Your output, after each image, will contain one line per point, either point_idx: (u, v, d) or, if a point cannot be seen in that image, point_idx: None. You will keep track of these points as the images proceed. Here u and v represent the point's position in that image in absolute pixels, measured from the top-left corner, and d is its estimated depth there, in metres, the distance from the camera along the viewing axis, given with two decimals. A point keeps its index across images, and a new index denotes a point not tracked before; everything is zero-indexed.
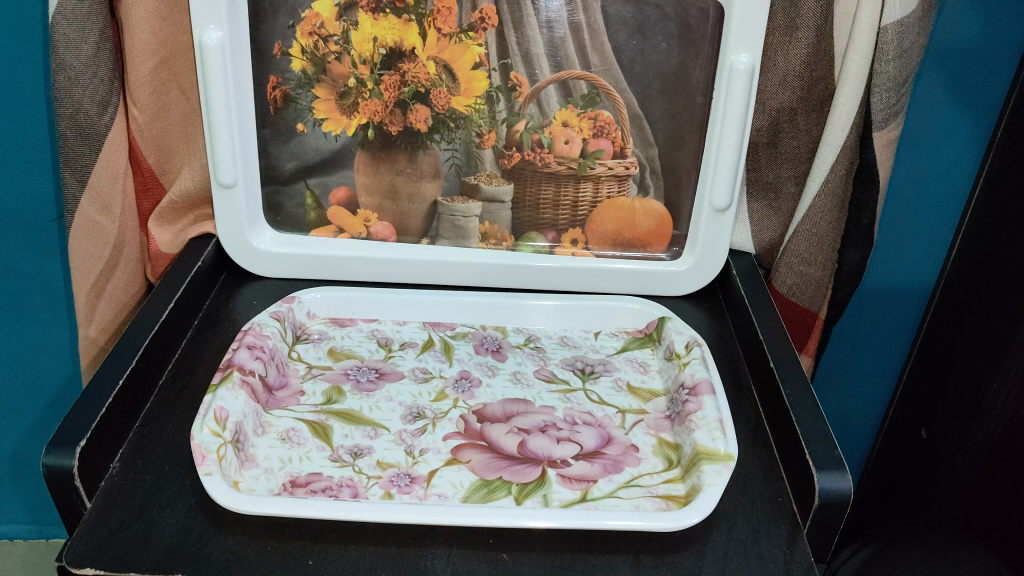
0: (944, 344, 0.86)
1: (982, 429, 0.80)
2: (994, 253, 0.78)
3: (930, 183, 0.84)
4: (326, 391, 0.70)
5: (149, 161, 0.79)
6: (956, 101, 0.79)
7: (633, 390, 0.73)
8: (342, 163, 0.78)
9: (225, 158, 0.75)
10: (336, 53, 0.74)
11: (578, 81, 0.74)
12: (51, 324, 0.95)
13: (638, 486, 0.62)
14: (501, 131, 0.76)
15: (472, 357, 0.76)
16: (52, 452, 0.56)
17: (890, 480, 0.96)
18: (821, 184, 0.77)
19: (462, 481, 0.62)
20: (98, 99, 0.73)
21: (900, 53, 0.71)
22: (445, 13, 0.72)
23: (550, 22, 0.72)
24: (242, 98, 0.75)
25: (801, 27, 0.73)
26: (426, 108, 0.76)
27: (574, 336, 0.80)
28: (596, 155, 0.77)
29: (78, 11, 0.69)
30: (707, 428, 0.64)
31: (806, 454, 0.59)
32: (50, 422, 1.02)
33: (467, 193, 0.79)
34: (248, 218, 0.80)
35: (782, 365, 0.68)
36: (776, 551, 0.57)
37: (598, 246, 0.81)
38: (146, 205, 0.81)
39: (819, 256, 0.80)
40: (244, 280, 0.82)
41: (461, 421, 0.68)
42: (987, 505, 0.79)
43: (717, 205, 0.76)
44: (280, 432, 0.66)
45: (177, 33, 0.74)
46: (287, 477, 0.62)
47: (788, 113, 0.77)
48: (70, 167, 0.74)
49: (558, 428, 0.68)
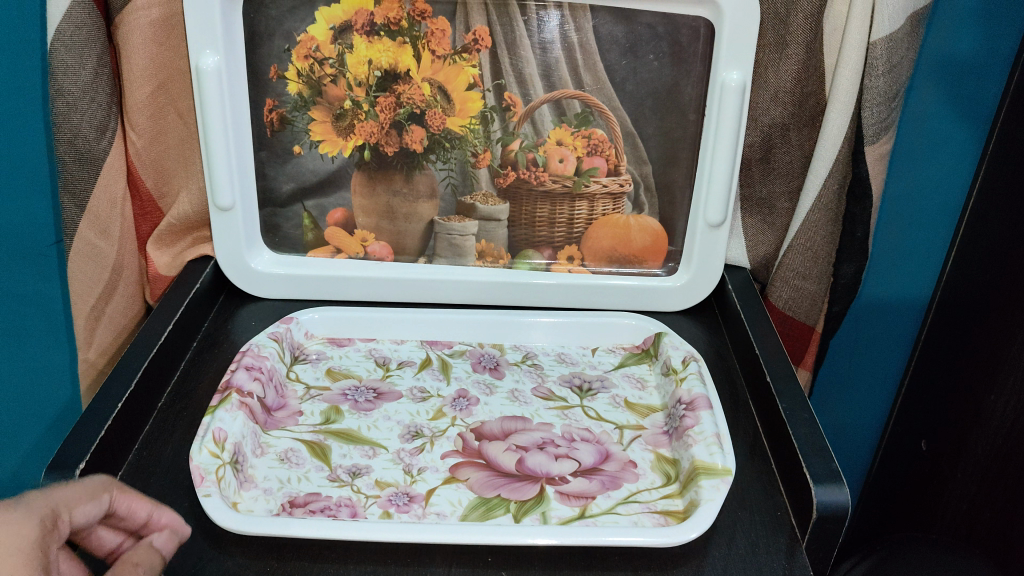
0: (942, 356, 0.86)
1: (981, 440, 0.80)
2: (985, 263, 0.79)
3: (921, 196, 0.84)
4: (324, 411, 0.71)
5: (147, 186, 0.79)
6: (949, 114, 0.80)
7: (631, 405, 0.73)
8: (339, 184, 0.79)
9: (223, 181, 0.75)
10: (332, 76, 0.75)
11: (571, 101, 0.75)
12: (49, 348, 0.88)
13: (637, 502, 0.62)
14: (496, 151, 0.77)
15: (470, 375, 0.76)
16: (52, 475, 0.56)
17: (891, 494, 0.95)
18: (814, 198, 0.77)
19: (460, 499, 0.62)
20: (96, 125, 0.74)
21: (889, 68, 0.72)
22: (439, 35, 0.73)
23: (545, 43, 0.73)
24: (239, 121, 0.76)
25: (791, 44, 0.73)
26: (421, 129, 0.76)
27: (572, 352, 0.80)
28: (590, 172, 0.77)
29: (76, 38, 0.70)
30: (705, 443, 0.64)
31: (804, 468, 0.59)
32: (34, 464, 0.93)
33: (463, 212, 0.80)
34: (246, 239, 0.80)
35: (779, 379, 0.68)
36: (776, 565, 0.57)
37: (595, 262, 0.82)
38: (144, 229, 0.82)
39: (815, 270, 0.81)
40: (243, 302, 0.82)
41: (460, 439, 0.68)
42: (989, 516, 0.78)
43: (711, 221, 0.77)
44: (279, 453, 0.66)
45: (173, 58, 0.75)
46: (286, 498, 0.62)
47: (779, 129, 0.77)
48: (68, 192, 0.75)
49: (557, 444, 0.68)
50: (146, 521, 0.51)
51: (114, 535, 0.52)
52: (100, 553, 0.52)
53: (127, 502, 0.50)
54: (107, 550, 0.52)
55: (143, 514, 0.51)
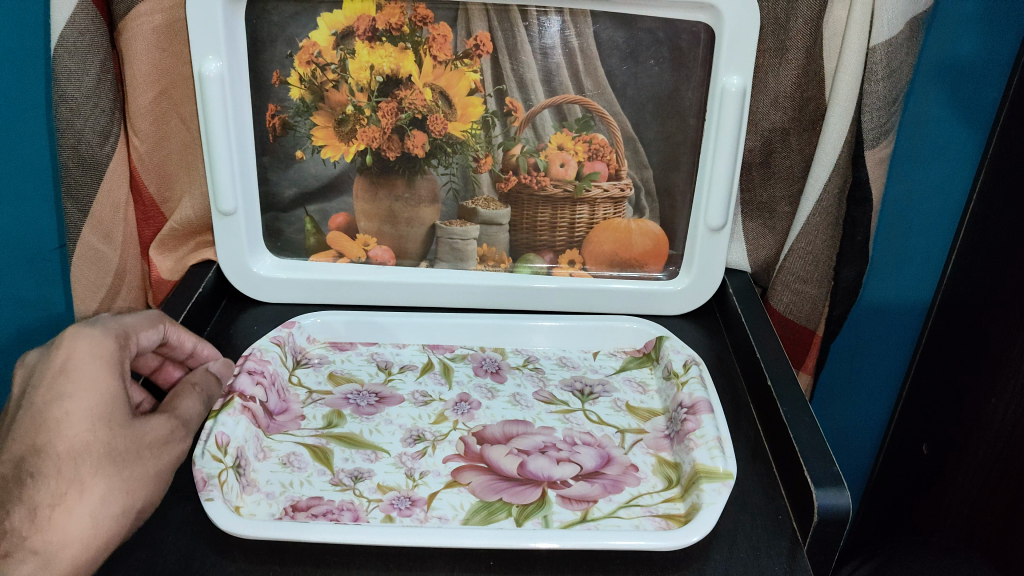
0: (943, 360, 0.85)
1: (981, 443, 0.80)
2: (985, 267, 0.79)
3: (921, 199, 0.85)
4: (326, 415, 0.71)
5: (149, 190, 0.80)
6: (948, 118, 0.80)
7: (632, 409, 0.73)
8: (341, 189, 0.79)
9: (225, 186, 0.76)
10: (334, 82, 0.75)
11: (572, 106, 0.75)
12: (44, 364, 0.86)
13: (638, 506, 0.62)
14: (497, 156, 0.77)
15: (472, 379, 0.76)
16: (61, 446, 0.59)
17: (891, 497, 0.96)
18: (815, 203, 0.78)
19: (462, 503, 0.62)
20: (99, 130, 0.74)
21: (889, 73, 0.72)
22: (440, 41, 0.73)
23: (545, 49, 0.73)
24: (241, 126, 0.76)
25: (790, 49, 0.74)
26: (422, 134, 0.76)
27: (573, 356, 0.80)
28: (591, 177, 0.78)
29: (79, 43, 0.70)
30: (706, 446, 0.64)
31: (805, 472, 0.59)
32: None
33: (464, 216, 0.80)
34: (248, 244, 0.80)
35: (780, 383, 0.68)
36: (777, 568, 0.57)
37: (596, 266, 0.82)
38: (146, 233, 0.83)
39: (816, 274, 0.81)
40: (245, 306, 0.83)
41: (461, 443, 0.68)
42: (990, 520, 0.78)
43: (712, 225, 0.77)
44: (281, 457, 0.66)
45: (176, 64, 0.75)
46: (288, 502, 0.62)
47: (780, 134, 0.78)
48: (71, 197, 0.75)
49: (558, 448, 0.68)
50: (191, 351, 0.68)
51: (154, 357, 0.68)
52: (144, 371, 0.69)
53: (178, 333, 0.66)
54: (151, 368, 0.69)
55: (191, 345, 0.68)
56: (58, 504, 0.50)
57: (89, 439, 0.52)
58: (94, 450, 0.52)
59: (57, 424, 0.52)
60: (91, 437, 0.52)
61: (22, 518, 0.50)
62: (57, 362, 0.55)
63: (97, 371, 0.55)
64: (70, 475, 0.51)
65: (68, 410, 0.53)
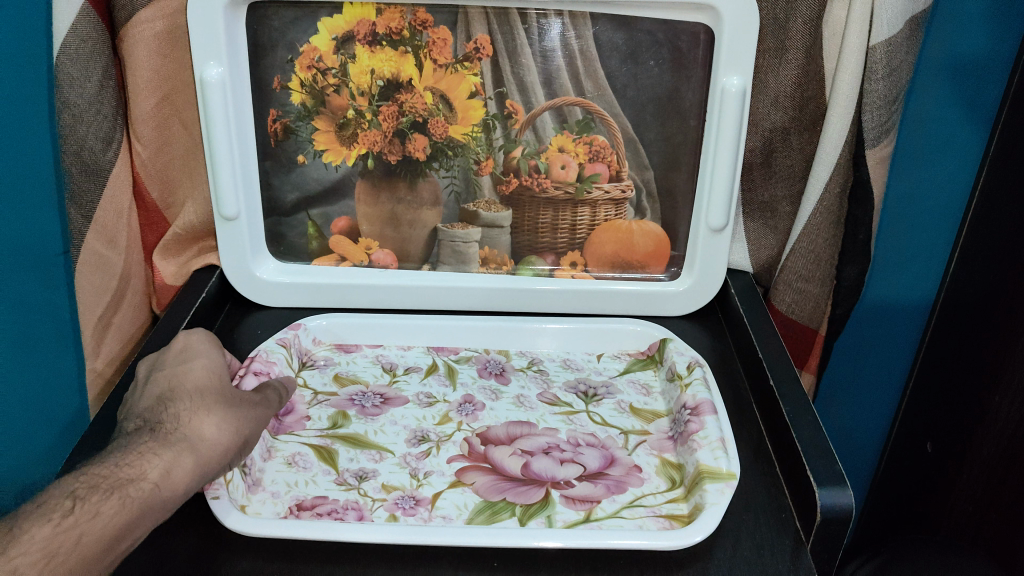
0: (947, 360, 0.85)
1: (985, 441, 0.80)
2: (988, 265, 0.79)
3: (921, 199, 0.85)
4: (331, 416, 0.71)
5: (152, 196, 0.81)
6: (947, 117, 0.80)
7: (635, 411, 0.73)
8: (342, 194, 0.80)
9: (227, 192, 0.76)
10: (335, 86, 0.75)
11: (573, 108, 0.75)
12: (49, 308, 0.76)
13: (642, 506, 0.62)
14: (499, 158, 0.77)
15: (475, 381, 0.76)
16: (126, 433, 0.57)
17: (895, 497, 0.95)
18: (817, 201, 0.78)
19: (466, 503, 0.62)
20: (103, 136, 0.75)
21: (889, 72, 0.72)
22: (440, 44, 0.73)
23: (546, 52, 0.73)
24: (243, 131, 0.76)
25: (790, 49, 0.74)
26: (424, 138, 0.77)
27: (577, 358, 0.80)
28: (593, 179, 0.78)
29: (81, 50, 0.71)
30: (709, 447, 0.65)
31: (808, 471, 0.59)
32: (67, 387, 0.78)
33: (466, 219, 0.80)
34: (251, 248, 0.81)
35: (783, 383, 0.68)
36: (781, 567, 0.57)
37: (598, 267, 0.82)
38: (150, 239, 0.83)
39: (818, 272, 0.81)
40: (249, 310, 0.83)
41: (465, 443, 0.69)
42: (997, 518, 0.79)
43: (713, 225, 0.77)
44: (287, 457, 0.66)
45: (177, 69, 0.76)
46: (293, 501, 0.62)
47: (780, 134, 0.78)
48: (76, 203, 0.76)
49: (562, 449, 0.68)
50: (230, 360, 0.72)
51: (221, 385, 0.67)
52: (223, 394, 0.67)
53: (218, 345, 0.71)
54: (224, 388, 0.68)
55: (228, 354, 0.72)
56: (195, 413, 0.59)
57: (207, 385, 0.63)
58: (211, 390, 0.63)
59: (184, 375, 0.63)
60: (209, 382, 0.64)
61: (170, 421, 0.58)
62: (178, 345, 0.67)
63: (207, 345, 0.68)
64: (199, 403, 0.60)
65: (192, 366, 0.65)
